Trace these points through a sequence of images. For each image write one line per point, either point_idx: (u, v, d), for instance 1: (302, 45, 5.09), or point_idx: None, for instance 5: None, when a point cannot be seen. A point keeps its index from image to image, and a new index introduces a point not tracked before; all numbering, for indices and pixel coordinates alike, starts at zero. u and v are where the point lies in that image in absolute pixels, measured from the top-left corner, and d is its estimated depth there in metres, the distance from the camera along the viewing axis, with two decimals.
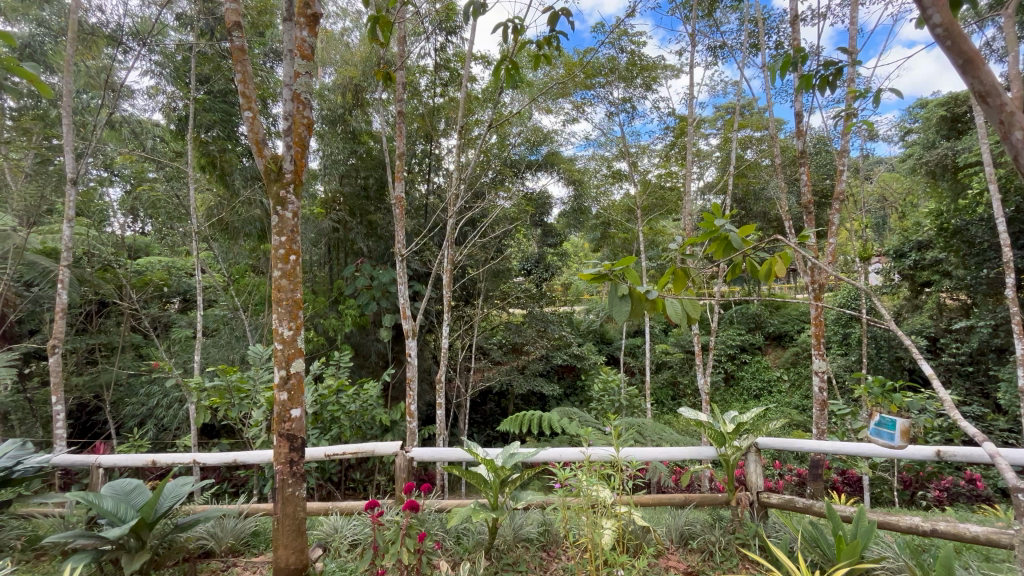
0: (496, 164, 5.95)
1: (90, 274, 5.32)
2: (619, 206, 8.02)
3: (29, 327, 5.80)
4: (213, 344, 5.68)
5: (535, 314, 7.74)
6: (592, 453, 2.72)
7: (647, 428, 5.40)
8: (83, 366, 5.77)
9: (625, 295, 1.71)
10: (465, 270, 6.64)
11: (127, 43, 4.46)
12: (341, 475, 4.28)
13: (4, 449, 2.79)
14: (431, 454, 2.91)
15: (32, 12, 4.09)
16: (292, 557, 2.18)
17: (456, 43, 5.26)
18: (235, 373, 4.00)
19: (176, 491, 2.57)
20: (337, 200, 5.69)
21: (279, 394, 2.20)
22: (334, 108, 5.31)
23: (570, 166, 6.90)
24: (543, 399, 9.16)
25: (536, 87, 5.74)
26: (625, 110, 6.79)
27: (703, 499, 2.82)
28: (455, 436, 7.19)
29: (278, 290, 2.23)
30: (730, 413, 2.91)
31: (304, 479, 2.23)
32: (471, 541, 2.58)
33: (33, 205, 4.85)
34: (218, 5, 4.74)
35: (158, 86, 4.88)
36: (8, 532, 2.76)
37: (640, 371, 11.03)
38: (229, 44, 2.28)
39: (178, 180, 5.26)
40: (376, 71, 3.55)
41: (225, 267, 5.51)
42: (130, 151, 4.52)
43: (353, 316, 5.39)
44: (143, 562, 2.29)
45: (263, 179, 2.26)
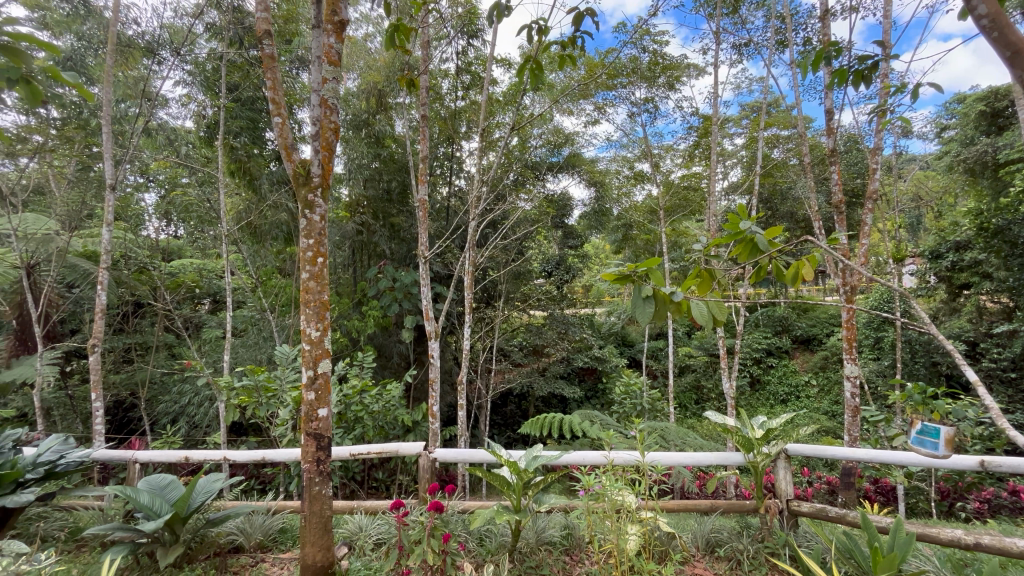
0: (518, 166, 5.96)
1: (127, 276, 5.54)
2: (641, 207, 7.93)
3: (71, 326, 6.09)
4: (242, 344, 5.84)
5: (556, 316, 7.73)
6: (616, 457, 2.68)
7: (670, 432, 5.32)
8: (120, 364, 6.03)
9: (649, 296, 1.69)
10: (486, 272, 6.67)
11: (162, 54, 4.63)
12: (364, 474, 4.33)
13: (49, 444, 2.93)
14: (453, 456, 2.92)
15: (75, 27, 4.30)
16: (319, 555, 2.22)
17: (477, 47, 5.29)
18: (263, 373, 4.09)
19: (208, 487, 2.65)
20: (360, 203, 5.78)
21: (306, 393, 2.24)
22: (358, 114, 5.41)
23: (591, 168, 6.86)
24: (564, 402, 9.11)
25: (557, 89, 5.72)
26: (647, 110, 6.72)
27: (730, 506, 2.76)
28: (476, 438, 7.21)
29: (306, 291, 2.28)
30: (758, 418, 2.84)
31: (330, 478, 2.26)
32: (494, 543, 2.58)
33: (75, 210, 5.14)
34: (247, 15, 4.88)
35: (190, 95, 5.06)
36: (52, 524, 2.89)
37: (663, 374, 10.89)
38: (260, 52, 2.35)
39: (210, 185, 5.44)
40: (399, 76, 3.59)
41: (253, 269, 5.67)
42: (164, 157, 4.70)
43: (376, 317, 5.48)
44: (177, 556, 2.38)
45: (292, 182, 2.30)
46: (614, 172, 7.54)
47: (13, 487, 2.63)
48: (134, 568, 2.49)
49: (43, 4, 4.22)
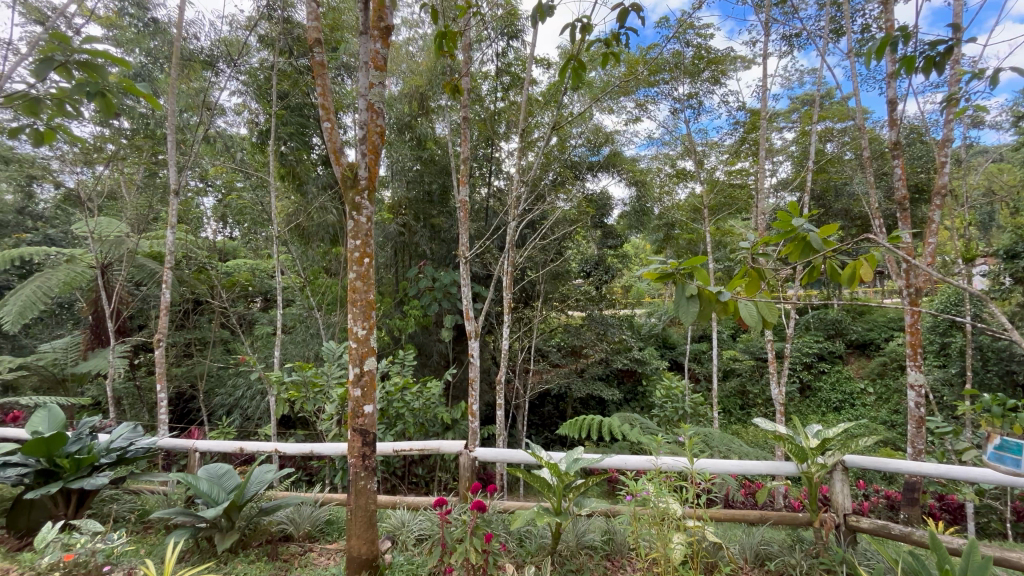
0: (557, 166, 5.90)
1: (188, 275, 5.91)
2: (683, 206, 7.71)
3: (139, 321, 6.56)
4: (291, 340, 6.08)
5: (595, 317, 7.64)
6: (661, 462, 2.61)
7: (713, 438, 5.15)
8: (182, 358, 6.43)
9: (693, 295, 1.63)
10: (525, 272, 6.66)
11: (220, 66, 4.91)
12: (405, 470, 4.41)
13: (120, 431, 3.14)
14: (493, 455, 2.93)
15: (144, 43, 4.63)
16: (364, 547, 2.28)
17: (517, 48, 5.29)
18: (311, 369, 4.25)
19: (262, 477, 2.78)
20: (402, 204, 5.90)
21: (353, 390, 2.31)
22: (401, 117, 5.56)
23: (632, 166, 6.71)
24: (602, 404, 8.99)
25: (597, 87, 5.63)
26: (690, 106, 6.53)
27: (781, 518, 2.64)
28: (513, 438, 7.22)
29: (353, 291, 2.34)
30: (813, 427, 2.70)
31: (375, 473, 2.32)
32: (534, 544, 2.58)
33: (143, 214, 5.52)
34: (296, 25, 5.09)
35: (244, 104, 5.33)
36: (123, 506, 3.12)
37: (705, 378, 10.56)
38: (310, 60, 2.45)
39: (262, 189, 5.71)
40: (444, 81, 3.65)
41: (302, 269, 5.90)
42: (221, 163, 4.98)
43: (416, 316, 5.58)
44: (233, 543, 2.52)
45: (340, 185, 2.37)
46: (656, 171, 7.36)
47: (89, 471, 2.84)
48: (195, 551, 2.64)
49: (117, 23, 4.57)
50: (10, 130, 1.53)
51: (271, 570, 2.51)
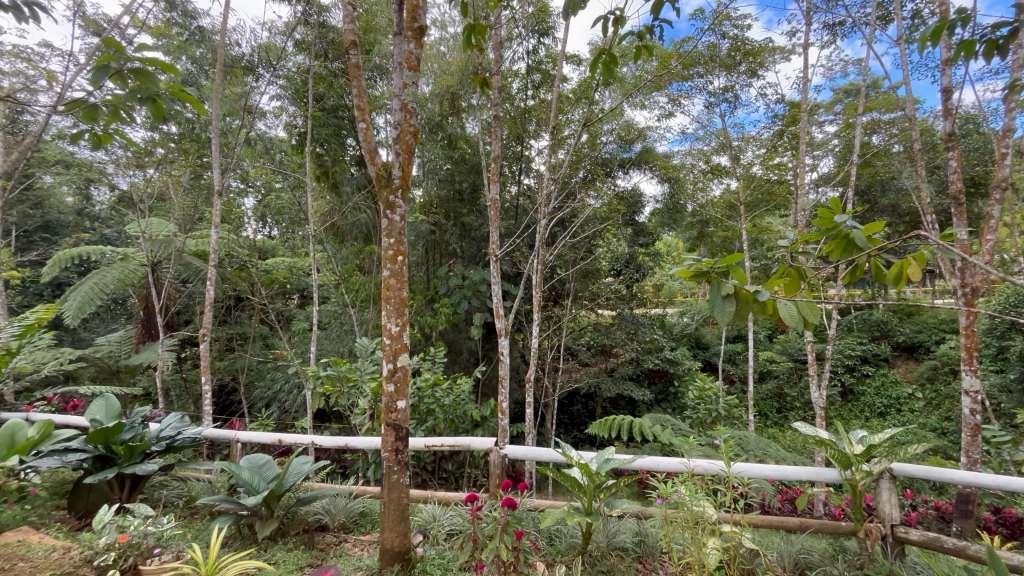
0: (588, 164, 5.85)
1: (230, 273, 6.18)
2: (718, 203, 7.50)
3: (185, 317, 6.89)
4: (327, 336, 6.25)
5: (625, 316, 7.54)
6: (695, 465, 2.56)
7: (749, 441, 5.00)
8: (225, 352, 6.72)
9: (729, 294, 1.58)
10: (555, 270, 6.63)
11: (260, 71, 5.10)
12: (435, 465, 4.47)
13: (169, 420, 3.31)
14: (523, 453, 2.93)
15: (189, 51, 4.85)
16: (396, 540, 2.33)
17: (548, 45, 5.26)
18: (345, 364, 4.37)
19: (299, 468, 2.87)
20: (433, 203, 5.96)
21: (387, 385, 2.35)
22: (432, 117, 5.64)
23: (665, 163, 6.57)
24: (633, 404, 8.86)
25: (629, 82, 5.53)
26: (726, 99, 6.35)
27: (822, 526, 2.55)
28: (542, 436, 7.21)
29: (387, 288, 2.38)
30: (857, 433, 2.58)
31: (408, 467, 2.36)
32: (564, 544, 2.57)
33: (189, 214, 5.78)
34: (331, 29, 5.21)
35: (283, 107, 5.51)
36: (171, 491, 3.28)
37: (740, 379, 10.27)
38: (346, 62, 2.51)
39: (300, 189, 5.89)
40: (472, 76, 3.55)
41: (336, 266, 6.05)
42: (261, 165, 5.16)
43: (446, 314, 5.64)
44: (272, 531, 2.62)
45: (374, 184, 2.42)
46: (689, 167, 7.19)
47: (141, 457, 3.01)
48: (237, 538, 2.75)
49: (165, 33, 4.82)
50: (72, 136, 1.63)
51: (308, 558, 2.59)
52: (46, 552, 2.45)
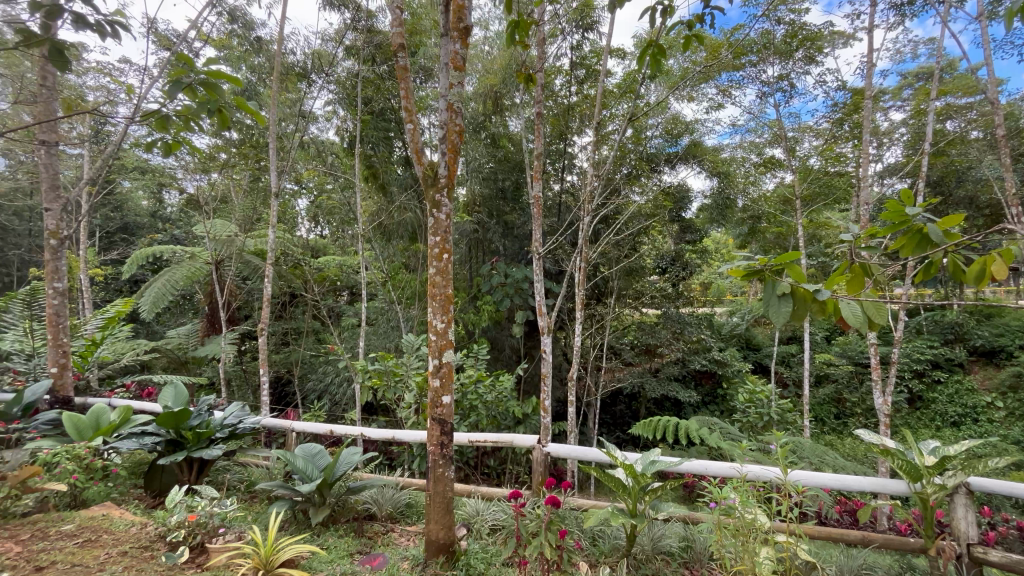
0: (632, 159, 5.73)
1: (286, 270, 6.53)
2: (771, 197, 7.14)
3: (245, 312, 7.31)
4: (374, 332, 6.44)
5: (671, 315, 7.35)
6: (749, 471, 2.47)
7: (804, 448, 4.74)
8: (280, 346, 7.15)
9: (786, 294, 1.50)
10: (598, 268, 6.53)
11: (313, 77, 5.33)
12: (477, 460, 4.53)
13: (231, 409, 3.53)
14: (566, 451, 2.92)
15: (250, 61, 5.15)
16: (441, 532, 2.38)
17: (592, 40, 5.20)
18: (392, 359, 4.50)
19: (350, 458, 2.99)
20: (476, 201, 6.02)
21: (432, 380, 2.41)
22: (475, 117, 5.71)
23: (714, 157, 6.35)
24: (678, 406, 8.61)
25: (676, 75, 5.36)
26: (781, 89, 6.04)
27: (887, 541, 2.40)
28: (584, 436, 7.15)
29: (433, 286, 2.43)
30: (928, 443, 2.41)
31: (452, 461, 2.40)
32: (608, 544, 2.54)
33: (249, 215, 6.14)
34: (379, 33, 5.36)
35: (334, 111, 5.74)
36: (234, 476, 3.50)
37: (795, 383, 9.76)
38: (395, 65, 2.56)
39: (350, 190, 6.12)
40: (518, 72, 3.48)
41: (384, 264, 6.22)
42: (314, 167, 5.41)
43: (489, 312, 5.68)
44: (325, 517, 2.74)
45: (421, 184, 2.47)
46: (739, 160, 6.90)
47: (208, 442, 3.22)
48: (293, 522, 2.88)
49: (227, 44, 5.12)
50: (149, 144, 1.77)
51: (357, 545, 2.69)
52: (126, 527, 2.67)
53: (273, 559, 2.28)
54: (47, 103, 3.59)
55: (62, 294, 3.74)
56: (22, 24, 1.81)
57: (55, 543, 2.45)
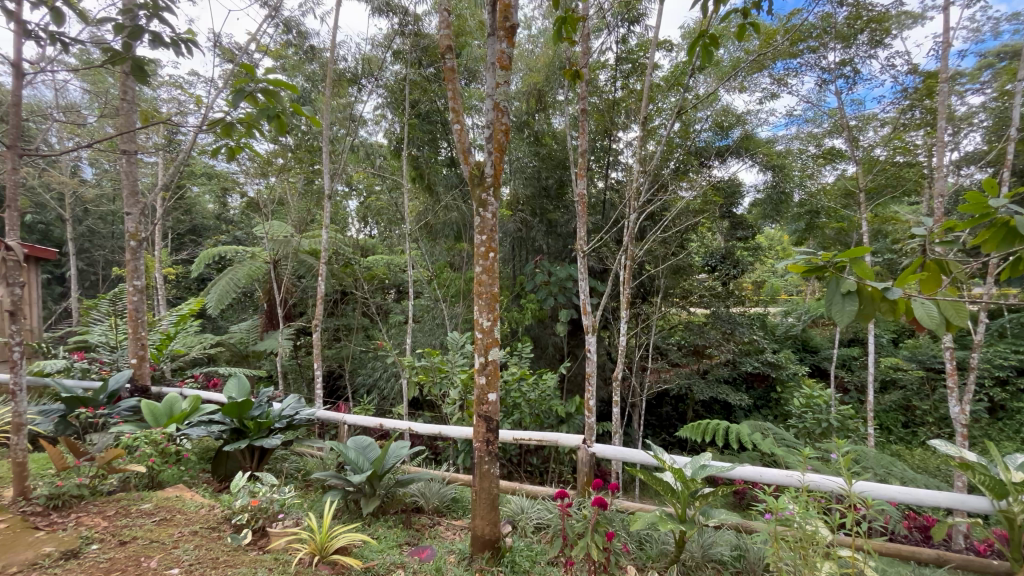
0: (680, 154, 5.57)
1: (338, 269, 6.81)
2: (832, 191, 6.73)
3: (300, 309, 7.67)
4: (420, 330, 6.58)
5: (721, 315, 7.08)
6: (809, 481, 2.35)
7: (868, 457, 4.44)
8: (333, 341, 7.47)
9: (851, 291, 1.40)
10: (644, 266, 6.39)
11: (363, 82, 5.55)
12: (520, 458, 4.55)
13: (289, 401, 3.71)
14: (612, 452, 2.88)
15: (306, 69, 5.40)
16: (487, 528, 2.40)
17: (639, 33, 5.11)
18: (438, 355, 4.60)
19: (398, 452, 3.08)
20: (519, 199, 6.02)
21: (478, 378, 2.43)
22: (519, 115, 5.73)
23: (768, 149, 6.06)
24: (728, 409, 8.29)
25: (727, 65, 5.16)
26: (843, 75, 5.69)
27: (966, 562, 2.22)
28: (629, 437, 7.02)
29: (479, 284, 2.46)
30: (1016, 458, 2.20)
31: (498, 458, 2.42)
32: (655, 550, 2.49)
33: (304, 216, 6.44)
34: (426, 36, 5.46)
35: (383, 115, 5.92)
36: (291, 465, 3.68)
37: (857, 388, 9.17)
38: (442, 66, 2.60)
39: (397, 191, 6.29)
40: (563, 69, 3.45)
41: (429, 263, 6.36)
42: (364, 169, 5.61)
43: (533, 310, 5.66)
44: (375, 507, 2.84)
45: (468, 183, 2.49)
46: (796, 153, 6.52)
47: (267, 432, 3.40)
48: (345, 511, 2.99)
49: (283, 54, 5.38)
50: (215, 150, 1.93)
51: (405, 536, 2.77)
52: (197, 508, 2.87)
53: (327, 546, 2.39)
54: (127, 116, 3.90)
55: (141, 291, 4.06)
56: (107, 46, 1.97)
57: (136, 520, 2.68)
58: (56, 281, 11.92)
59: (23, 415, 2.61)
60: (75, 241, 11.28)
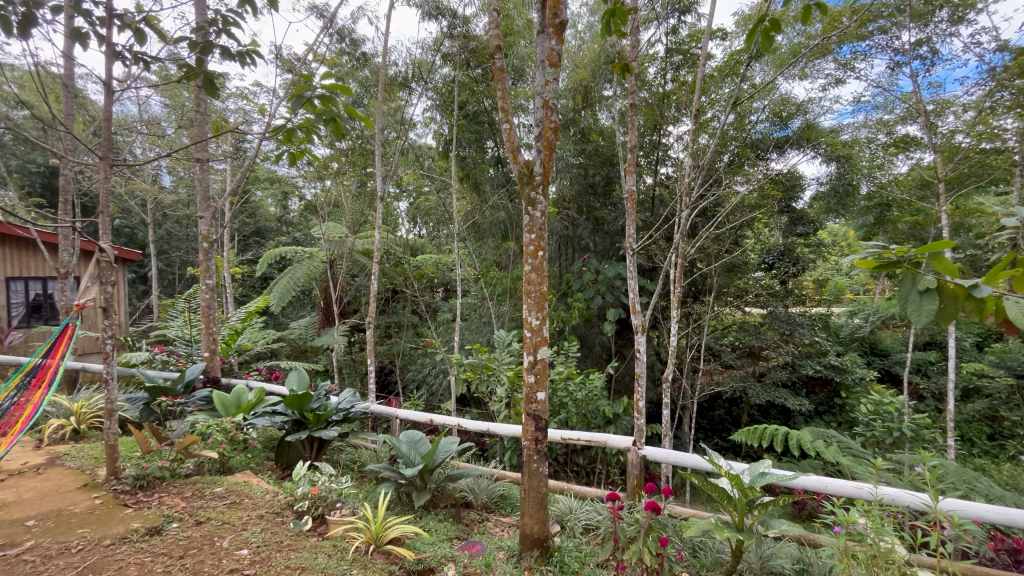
0: (735, 146, 5.32)
1: (389, 268, 7.03)
2: (906, 182, 6.19)
3: (354, 307, 7.98)
4: (468, 327, 6.69)
5: (779, 315, 6.73)
6: (884, 494, 2.19)
7: (949, 472, 4.07)
8: (384, 338, 7.72)
9: (930, 289, 1.29)
10: (695, 264, 6.18)
11: (413, 85, 5.70)
12: (567, 457, 4.51)
13: (345, 395, 3.87)
14: (664, 455, 2.81)
15: (359, 76, 5.61)
16: (536, 527, 2.41)
17: (690, 22, 4.97)
18: (485, 353, 4.64)
19: (448, 447, 3.14)
20: (566, 197, 5.97)
21: (527, 376, 2.44)
22: (566, 112, 5.69)
23: (832, 139, 5.71)
24: (787, 415, 7.87)
25: (787, 52, 4.91)
26: (919, 57, 5.26)
27: None
28: (680, 440, 6.81)
29: (528, 282, 2.46)
30: None
31: (547, 457, 2.41)
32: (710, 558, 2.40)
33: (358, 216, 6.70)
34: (473, 38, 5.51)
35: (432, 117, 6.05)
36: (347, 456, 3.83)
37: (935, 396, 8.44)
38: (492, 66, 2.61)
39: (445, 191, 6.40)
40: (613, 63, 3.36)
41: (476, 262, 6.44)
42: (414, 170, 5.75)
43: (579, 309, 5.61)
44: (426, 500, 2.91)
45: (517, 182, 2.50)
46: (863, 142, 6.12)
47: (325, 424, 3.57)
48: (398, 503, 3.08)
49: (338, 62, 5.61)
50: (279, 156, 2.05)
51: (455, 530, 2.82)
52: (263, 493, 3.05)
53: (382, 536, 2.49)
54: (201, 127, 4.20)
55: (212, 289, 4.36)
56: (184, 62, 2.14)
57: (210, 501, 2.89)
58: (140, 280, 13.06)
59: (113, 402, 2.86)
60: (156, 243, 12.32)
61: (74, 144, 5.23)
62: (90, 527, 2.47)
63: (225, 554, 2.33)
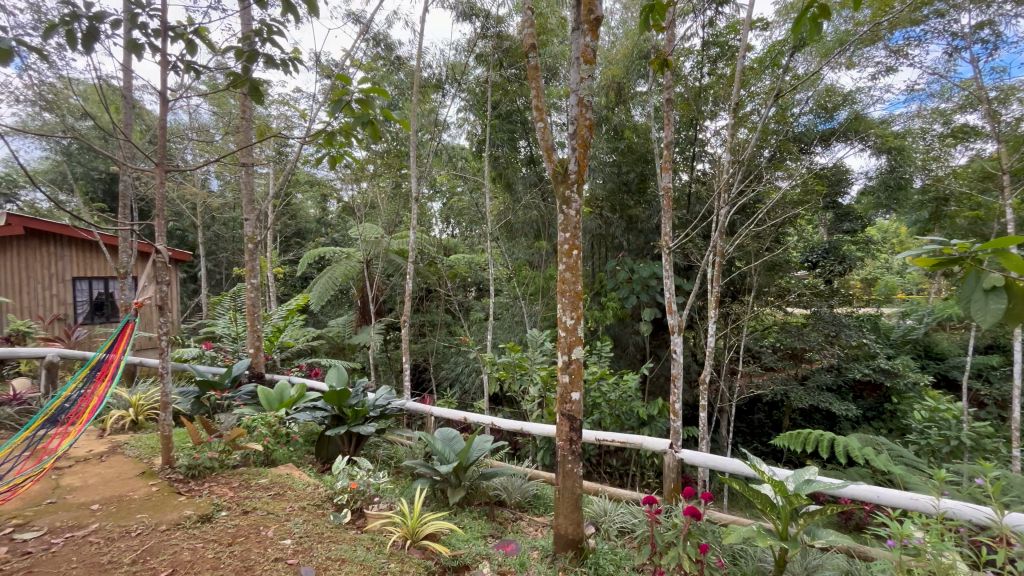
0: (777, 140, 5.11)
1: (423, 268, 7.14)
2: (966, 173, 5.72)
3: (389, 306, 8.14)
4: (500, 326, 6.71)
5: (824, 315, 6.45)
6: (947, 507, 2.06)
7: (1014, 484, 3.80)
8: (418, 336, 7.84)
9: (997, 288, 1.19)
10: (734, 263, 5.99)
11: (447, 87, 5.76)
12: (600, 458, 4.47)
13: (381, 392, 3.96)
14: (702, 459, 2.74)
15: (394, 79, 5.72)
16: (570, 528, 2.40)
17: (729, 13, 4.84)
18: (518, 352, 4.64)
19: (482, 445, 3.16)
20: (599, 196, 5.90)
21: (562, 376, 2.43)
22: (599, 110, 5.63)
23: (882, 130, 5.42)
24: (832, 420, 7.52)
25: (832, 41, 4.71)
26: (980, 41, 4.92)
27: None
28: (717, 444, 6.63)
29: (563, 282, 2.45)
30: None
31: (582, 458, 2.40)
32: (751, 566, 2.32)
33: (393, 217, 6.84)
34: (506, 37, 5.53)
35: (465, 118, 6.11)
36: (383, 452, 3.93)
37: (997, 403, 7.88)
38: (527, 65, 2.61)
39: (478, 191, 6.45)
40: (649, 58, 3.29)
41: (508, 261, 6.46)
42: (447, 171, 5.82)
43: (613, 308, 5.53)
44: (460, 497, 2.95)
45: (551, 181, 2.49)
46: (917, 133, 5.78)
47: (363, 420, 3.66)
48: (433, 500, 3.12)
49: (374, 66, 5.74)
50: (320, 158, 2.11)
51: (489, 528, 2.84)
52: (304, 485, 3.16)
53: (417, 531, 2.53)
54: (246, 133, 4.39)
55: (257, 288, 4.54)
56: (230, 71, 2.22)
57: (256, 492, 3.01)
58: (191, 279, 13.77)
59: (168, 394, 3.01)
60: (205, 244, 12.95)
61: (132, 152, 5.56)
62: (147, 512, 2.62)
63: (270, 543, 2.43)
